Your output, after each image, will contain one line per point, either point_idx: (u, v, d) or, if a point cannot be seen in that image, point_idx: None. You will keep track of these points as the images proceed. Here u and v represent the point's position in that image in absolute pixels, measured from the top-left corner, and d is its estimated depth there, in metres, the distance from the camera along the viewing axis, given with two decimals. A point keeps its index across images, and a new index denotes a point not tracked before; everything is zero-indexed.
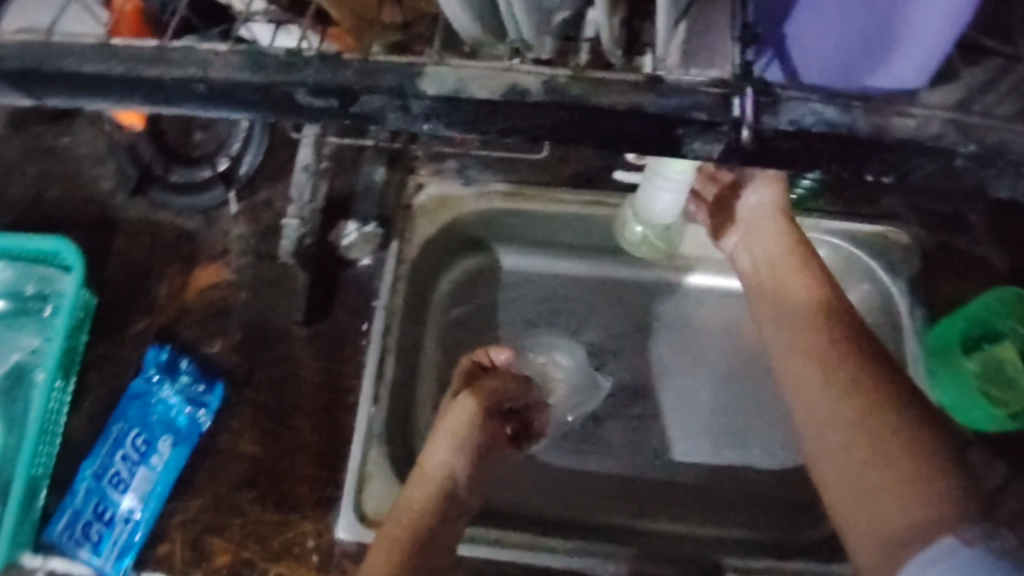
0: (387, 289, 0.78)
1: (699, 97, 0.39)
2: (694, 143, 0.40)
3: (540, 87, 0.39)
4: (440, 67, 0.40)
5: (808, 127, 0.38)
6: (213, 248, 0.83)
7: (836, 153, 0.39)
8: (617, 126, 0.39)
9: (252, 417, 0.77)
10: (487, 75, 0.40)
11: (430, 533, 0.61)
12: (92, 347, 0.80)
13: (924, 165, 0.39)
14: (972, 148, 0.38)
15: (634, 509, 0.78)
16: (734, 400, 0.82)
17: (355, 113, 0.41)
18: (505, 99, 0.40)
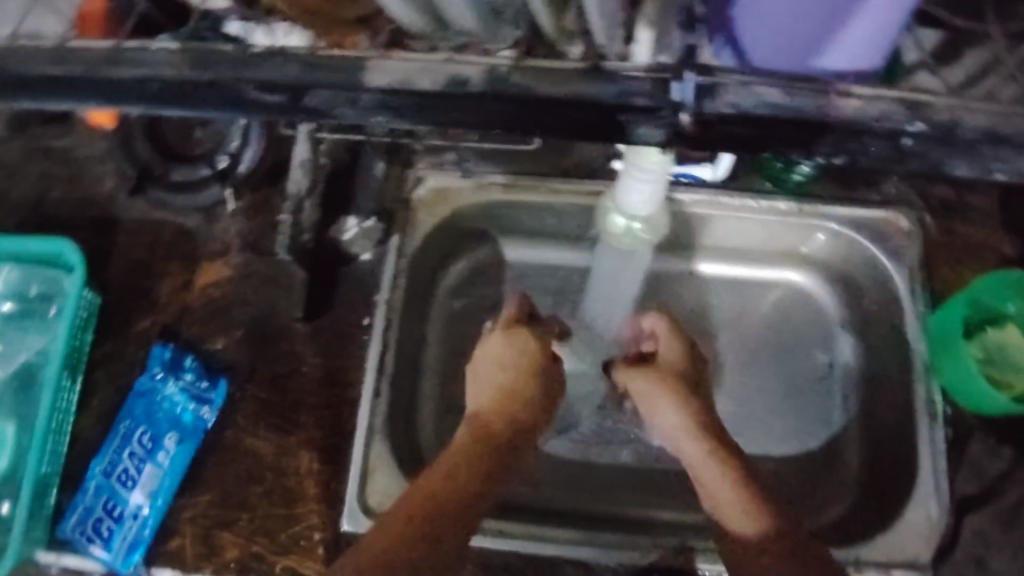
0: (388, 284, 0.78)
1: (641, 81, 0.38)
2: (640, 128, 0.40)
3: (481, 76, 0.39)
4: (383, 61, 0.40)
5: (750, 110, 0.38)
6: (215, 248, 0.84)
7: (786, 136, 0.39)
8: (556, 115, 0.40)
9: (257, 413, 0.78)
10: (428, 66, 0.40)
11: (462, 498, 0.58)
12: (98, 346, 0.81)
13: (870, 145, 0.39)
14: (918, 127, 0.38)
15: (629, 494, 0.79)
16: (749, 379, 0.82)
17: (305, 106, 0.41)
18: (448, 91, 0.39)
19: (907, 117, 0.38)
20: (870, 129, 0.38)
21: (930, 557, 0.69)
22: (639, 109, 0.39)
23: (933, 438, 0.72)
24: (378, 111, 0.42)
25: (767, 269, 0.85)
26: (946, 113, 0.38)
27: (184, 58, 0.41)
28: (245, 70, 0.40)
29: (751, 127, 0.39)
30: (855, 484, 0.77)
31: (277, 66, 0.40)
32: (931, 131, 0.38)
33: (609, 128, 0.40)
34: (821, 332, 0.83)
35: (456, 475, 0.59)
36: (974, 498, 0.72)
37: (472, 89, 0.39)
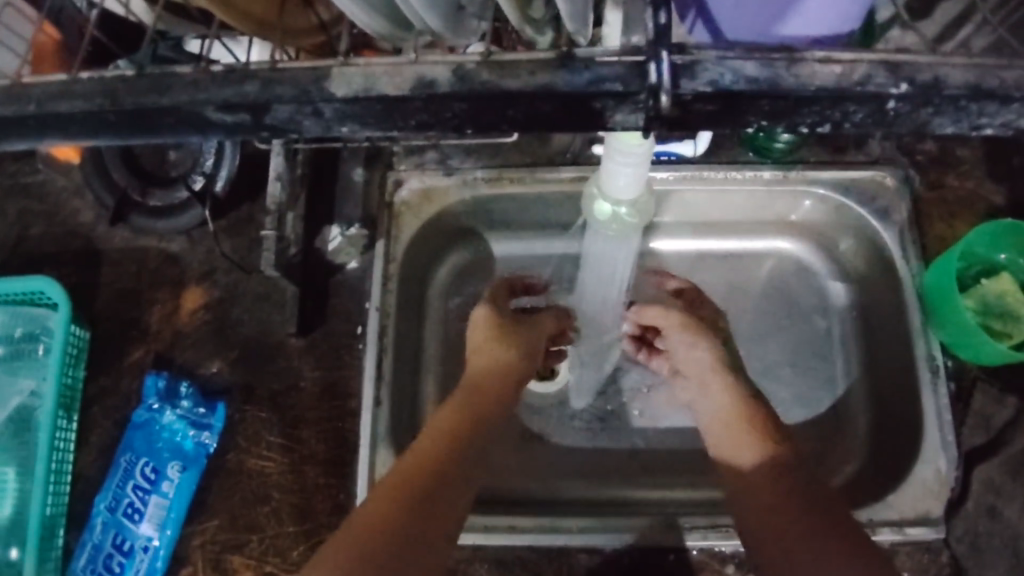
0: (379, 290, 0.77)
1: (613, 67, 0.37)
2: (617, 115, 0.39)
3: (449, 75, 0.38)
4: (346, 68, 0.39)
5: (730, 86, 0.37)
6: (201, 270, 0.83)
7: (763, 110, 0.38)
8: (526, 108, 0.39)
9: (259, 433, 0.77)
10: (389, 69, 0.39)
11: (444, 466, 0.60)
12: (92, 381, 0.80)
13: (853, 112, 0.39)
14: (902, 88, 0.37)
15: (637, 477, 0.79)
16: (749, 349, 0.81)
17: (270, 124, 0.40)
18: (414, 94, 0.38)
19: (891, 79, 0.37)
20: (851, 93, 0.37)
21: (942, 512, 0.69)
22: (615, 96, 0.37)
23: (936, 395, 0.71)
24: (343, 122, 0.40)
25: (758, 239, 0.85)
26: (926, 71, 0.37)
27: (142, 84, 0.40)
28: (204, 91, 0.39)
29: (730, 104, 0.37)
30: (862, 446, 0.77)
31: (237, 84, 0.39)
32: (916, 91, 0.37)
33: (583, 116, 0.39)
34: (818, 297, 0.83)
35: (428, 462, 0.60)
36: (983, 449, 0.72)
37: (440, 91, 0.38)
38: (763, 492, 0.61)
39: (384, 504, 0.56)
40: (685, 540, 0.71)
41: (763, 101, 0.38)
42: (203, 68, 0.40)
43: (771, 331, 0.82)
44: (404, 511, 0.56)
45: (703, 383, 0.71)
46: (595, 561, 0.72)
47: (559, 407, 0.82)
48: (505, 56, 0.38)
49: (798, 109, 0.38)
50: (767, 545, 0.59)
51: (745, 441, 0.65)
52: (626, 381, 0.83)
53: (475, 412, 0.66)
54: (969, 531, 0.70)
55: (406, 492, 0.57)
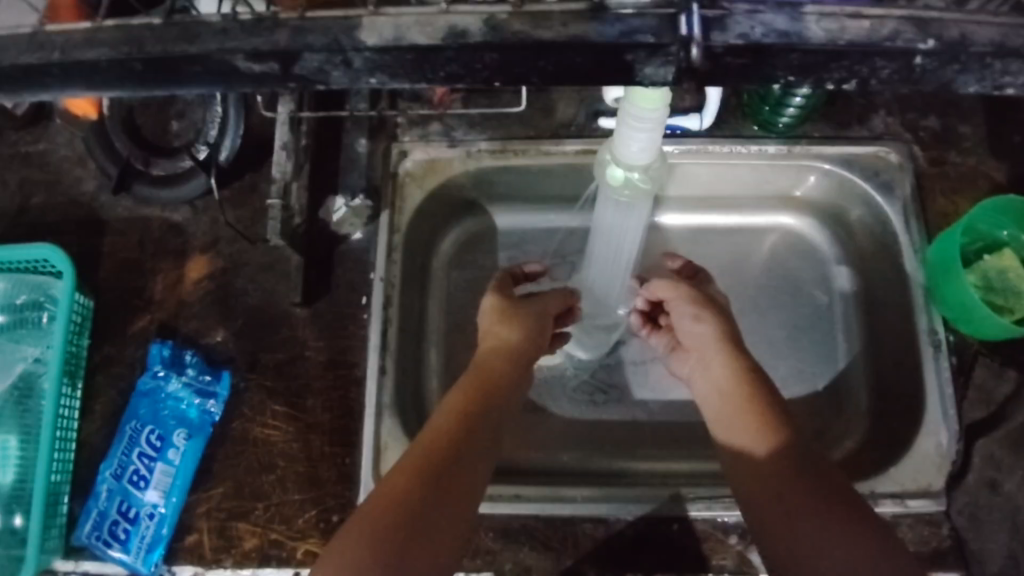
0: (384, 260, 0.77)
1: (644, 19, 0.38)
2: (646, 68, 0.39)
3: (481, 26, 0.39)
4: (377, 18, 0.39)
5: (760, 40, 0.37)
6: (204, 240, 0.83)
7: (792, 64, 0.38)
8: (557, 59, 0.39)
9: (263, 402, 0.78)
10: (421, 20, 0.39)
11: (457, 440, 0.61)
12: (96, 349, 0.81)
13: (881, 68, 0.39)
14: (930, 44, 0.38)
15: (638, 449, 0.80)
16: (750, 322, 0.82)
17: (297, 75, 0.40)
18: (446, 44, 0.39)
19: (918, 35, 0.38)
20: (878, 48, 0.38)
21: (942, 484, 0.71)
22: (645, 48, 0.38)
23: (938, 368, 0.72)
24: (372, 73, 0.40)
25: (760, 215, 0.85)
26: (953, 29, 0.38)
27: (171, 33, 0.40)
28: (234, 40, 0.39)
29: (761, 59, 0.38)
30: (863, 420, 0.78)
31: (269, 34, 0.39)
32: (941, 47, 0.38)
33: (612, 72, 0.39)
34: (820, 272, 0.83)
35: (442, 437, 0.61)
36: (984, 423, 0.73)
37: (472, 40, 0.38)
38: (763, 471, 0.62)
39: (402, 482, 0.57)
40: (689, 510, 0.72)
41: (793, 55, 0.38)
42: (233, 17, 0.40)
43: (771, 306, 0.82)
44: (423, 490, 0.57)
45: (704, 360, 0.72)
46: (600, 532, 0.72)
47: (561, 378, 0.83)
48: (533, 13, 0.38)
49: (826, 64, 0.38)
50: (773, 524, 0.59)
51: (747, 418, 0.65)
52: (627, 354, 0.84)
53: (485, 389, 0.66)
54: (970, 503, 0.71)
55: (426, 468, 0.58)
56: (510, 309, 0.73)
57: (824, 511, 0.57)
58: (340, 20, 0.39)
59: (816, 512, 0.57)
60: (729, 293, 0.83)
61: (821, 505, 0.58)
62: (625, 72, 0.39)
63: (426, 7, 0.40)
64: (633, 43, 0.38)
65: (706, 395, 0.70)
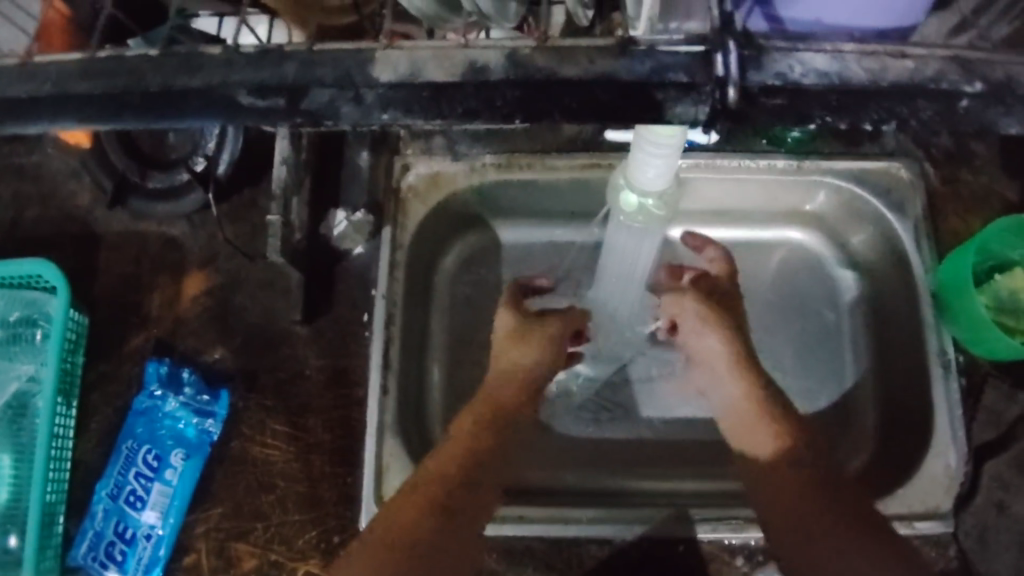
0: (385, 277, 0.75)
1: (677, 57, 0.37)
2: (677, 107, 0.37)
3: (502, 62, 0.38)
4: (391, 51, 0.38)
5: (799, 80, 0.36)
6: (202, 255, 0.81)
7: (831, 104, 0.37)
8: (581, 94, 0.38)
9: (262, 421, 0.76)
10: (437, 54, 0.38)
11: (469, 464, 0.61)
12: (91, 367, 0.79)
13: (922, 110, 0.38)
14: (976, 87, 0.37)
15: (641, 468, 0.78)
16: (758, 339, 0.80)
17: (307, 110, 0.38)
18: (465, 81, 0.38)
19: (963, 76, 0.37)
20: (923, 89, 0.37)
21: (951, 506, 0.69)
22: (679, 87, 0.37)
23: (947, 390, 0.70)
24: (386, 108, 0.38)
25: (768, 229, 0.84)
26: (999, 70, 0.37)
27: (170, 63, 0.39)
28: (238, 72, 0.38)
29: (797, 102, 0.37)
30: (871, 439, 0.76)
31: (277, 67, 0.38)
32: (990, 89, 0.37)
33: (634, 105, 0.38)
34: (828, 288, 0.82)
35: (454, 462, 0.60)
36: (995, 445, 0.72)
37: (492, 77, 0.38)
38: (774, 489, 0.63)
39: (409, 509, 0.58)
40: (696, 531, 0.71)
41: (830, 95, 0.37)
42: (234, 49, 0.39)
43: (779, 323, 0.81)
44: (431, 518, 0.58)
45: (714, 373, 0.70)
46: (604, 553, 0.70)
47: (564, 396, 0.81)
48: (555, 53, 0.38)
49: (862, 105, 0.37)
50: (790, 542, 0.62)
51: (760, 433, 0.65)
52: (634, 371, 0.82)
53: (495, 405, 0.64)
54: (978, 525, 0.70)
55: (435, 498, 0.59)
56: (523, 328, 0.66)
57: (839, 530, 0.61)
58: (351, 52, 0.39)
59: (831, 533, 0.61)
60: None
61: (838, 526, 0.61)
62: (655, 112, 0.38)
63: (444, 41, 0.39)
64: (664, 82, 0.37)
65: (719, 409, 0.69)
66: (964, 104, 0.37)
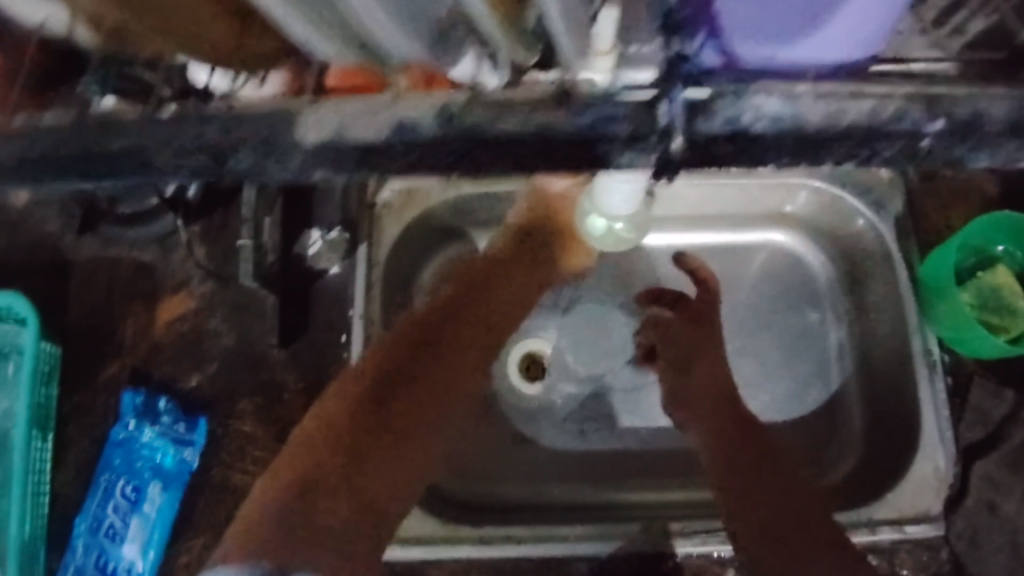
0: (361, 296, 0.74)
1: (622, 108, 0.38)
2: (624, 156, 0.39)
3: (433, 119, 0.38)
4: (318, 111, 0.38)
5: (750, 126, 0.37)
6: (175, 279, 0.79)
7: (787, 147, 0.39)
8: (523, 149, 0.38)
9: (242, 447, 0.75)
10: (364, 108, 0.38)
11: (360, 416, 0.62)
12: (66, 398, 0.78)
13: (882, 149, 0.39)
14: (938, 125, 0.37)
15: (628, 480, 0.77)
16: (739, 342, 0.80)
17: (228, 171, 0.39)
18: (394, 141, 0.38)
19: (927, 115, 0.37)
20: (881, 130, 0.38)
21: (940, 509, 0.68)
22: (623, 139, 0.38)
23: (934, 391, 0.69)
24: (314, 170, 0.39)
25: (751, 232, 0.83)
26: (965, 106, 0.37)
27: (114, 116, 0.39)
28: (178, 129, 0.38)
29: (746, 147, 0.38)
30: (858, 441, 0.75)
31: (195, 127, 0.38)
32: (953, 126, 0.37)
33: (584, 157, 0.39)
34: (812, 289, 0.81)
35: (331, 415, 0.62)
36: (984, 446, 0.71)
37: (423, 136, 0.38)
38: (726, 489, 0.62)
39: (300, 451, 0.59)
40: (676, 547, 0.70)
41: (783, 138, 0.38)
42: (154, 112, 0.39)
43: (764, 326, 0.80)
44: (330, 457, 0.59)
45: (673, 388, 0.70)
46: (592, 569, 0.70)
47: (547, 408, 0.80)
48: (496, 107, 0.38)
49: (820, 145, 0.39)
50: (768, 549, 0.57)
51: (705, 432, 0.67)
52: (616, 381, 0.80)
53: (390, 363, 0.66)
54: (971, 527, 0.69)
55: (328, 435, 0.60)
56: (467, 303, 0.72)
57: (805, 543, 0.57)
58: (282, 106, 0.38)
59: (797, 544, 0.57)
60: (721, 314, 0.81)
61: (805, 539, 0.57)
62: (598, 160, 0.39)
63: (375, 95, 0.38)
64: (606, 135, 0.38)
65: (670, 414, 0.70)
66: (926, 142, 0.38)
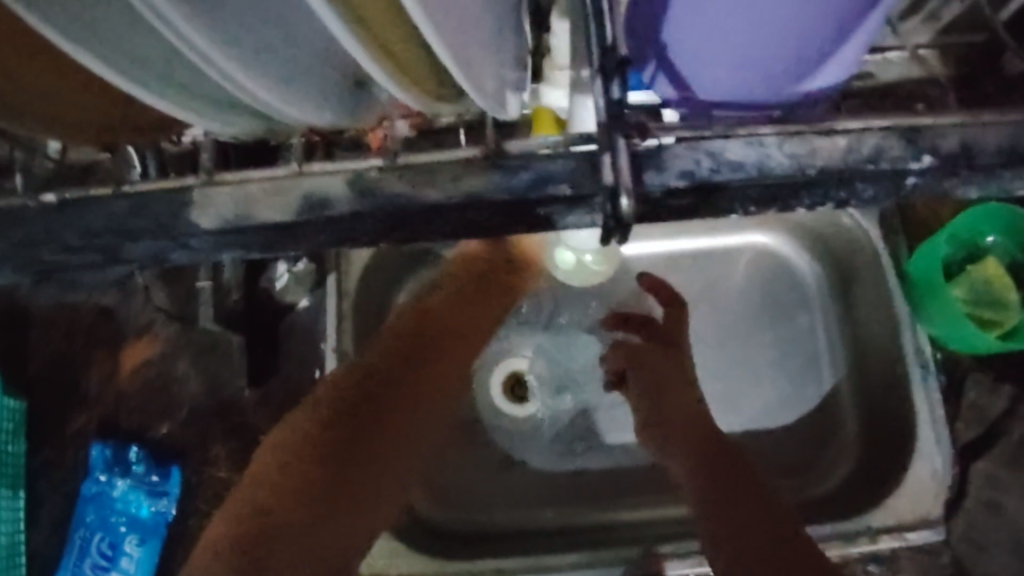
0: (333, 330, 0.70)
1: (561, 164, 0.35)
2: (566, 218, 0.36)
3: (346, 190, 0.36)
4: (211, 191, 0.36)
5: (708, 175, 0.35)
6: (138, 322, 0.76)
7: (750, 196, 0.35)
8: (456, 219, 0.36)
9: (219, 494, 0.72)
10: (267, 188, 0.36)
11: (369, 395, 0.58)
12: (33, 455, 0.74)
13: (862, 190, 0.36)
14: (925, 161, 0.35)
15: (621, 498, 0.74)
16: (724, 350, 0.77)
17: (142, 251, 0.37)
18: (307, 218, 0.36)
19: (909, 152, 0.35)
20: (859, 171, 0.35)
21: (940, 513, 0.66)
22: (562, 201, 0.35)
23: (928, 391, 0.68)
24: (223, 250, 0.37)
25: (733, 234, 0.80)
26: (952, 137, 0.35)
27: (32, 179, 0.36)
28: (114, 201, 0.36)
29: (708, 198, 0.35)
30: (854, 446, 0.74)
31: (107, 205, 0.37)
32: (940, 162, 0.35)
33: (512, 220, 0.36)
34: (798, 290, 0.79)
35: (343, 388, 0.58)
36: (980, 445, 0.71)
37: (335, 212, 0.36)
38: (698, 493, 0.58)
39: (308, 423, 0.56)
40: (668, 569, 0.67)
41: (749, 188, 0.35)
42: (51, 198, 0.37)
43: (751, 332, 0.78)
44: (336, 435, 0.55)
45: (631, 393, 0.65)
46: None
47: (530, 429, 0.76)
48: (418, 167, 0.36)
49: (790, 194, 0.36)
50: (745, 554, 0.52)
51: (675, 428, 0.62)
52: (600, 398, 0.77)
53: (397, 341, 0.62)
54: (969, 530, 0.70)
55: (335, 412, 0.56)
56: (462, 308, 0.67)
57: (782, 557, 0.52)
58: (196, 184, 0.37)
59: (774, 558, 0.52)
60: (706, 321, 0.78)
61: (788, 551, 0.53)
62: (543, 226, 0.36)
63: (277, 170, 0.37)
64: (545, 196, 0.35)
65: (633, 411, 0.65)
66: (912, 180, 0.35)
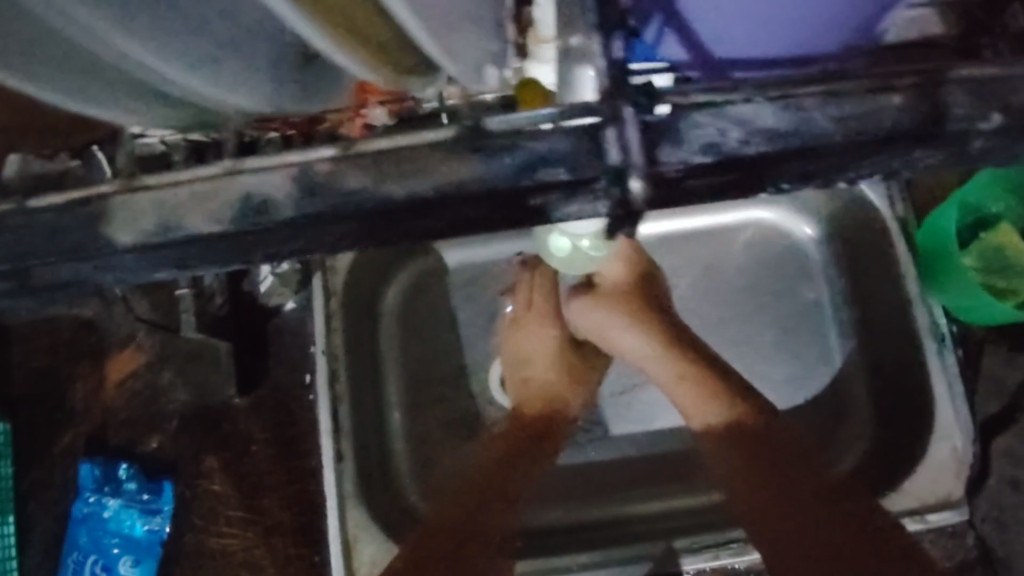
0: (322, 332, 0.67)
1: (557, 143, 0.32)
2: (564, 208, 0.33)
3: (292, 190, 0.32)
4: (130, 197, 0.33)
5: (738, 147, 0.31)
6: (122, 333, 0.73)
7: (796, 171, 0.33)
8: (441, 215, 0.33)
9: (214, 508, 0.70)
10: (198, 192, 0.33)
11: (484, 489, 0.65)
12: (20, 477, 0.72)
13: (923, 158, 0.33)
14: (994, 120, 0.32)
15: (631, 491, 0.71)
16: (729, 330, 0.73)
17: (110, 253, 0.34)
18: (242, 228, 0.33)
19: (980, 108, 0.32)
20: (926, 134, 0.32)
21: (963, 492, 0.63)
22: (557, 186, 0.32)
23: (945, 365, 0.65)
24: (176, 263, 0.34)
25: (734, 209, 0.76)
26: None
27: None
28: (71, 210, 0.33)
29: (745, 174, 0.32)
30: (870, 426, 0.70)
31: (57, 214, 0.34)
32: (1012, 120, 0.32)
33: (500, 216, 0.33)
34: (803, 264, 0.75)
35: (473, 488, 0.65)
36: (1000, 420, 0.69)
37: (287, 215, 0.32)
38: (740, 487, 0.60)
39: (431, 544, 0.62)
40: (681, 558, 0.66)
41: (791, 163, 0.32)
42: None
43: (756, 310, 0.74)
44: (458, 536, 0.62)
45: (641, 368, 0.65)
46: None
47: None
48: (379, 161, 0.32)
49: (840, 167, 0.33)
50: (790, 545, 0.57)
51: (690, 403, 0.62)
52: (606, 385, 0.73)
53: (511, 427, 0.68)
54: (994, 509, 0.68)
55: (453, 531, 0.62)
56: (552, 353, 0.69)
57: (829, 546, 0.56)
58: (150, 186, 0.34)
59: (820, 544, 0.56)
60: (709, 301, 0.74)
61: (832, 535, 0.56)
62: (536, 215, 0.33)
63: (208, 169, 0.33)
64: (534, 183, 0.32)
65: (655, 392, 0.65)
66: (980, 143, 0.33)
